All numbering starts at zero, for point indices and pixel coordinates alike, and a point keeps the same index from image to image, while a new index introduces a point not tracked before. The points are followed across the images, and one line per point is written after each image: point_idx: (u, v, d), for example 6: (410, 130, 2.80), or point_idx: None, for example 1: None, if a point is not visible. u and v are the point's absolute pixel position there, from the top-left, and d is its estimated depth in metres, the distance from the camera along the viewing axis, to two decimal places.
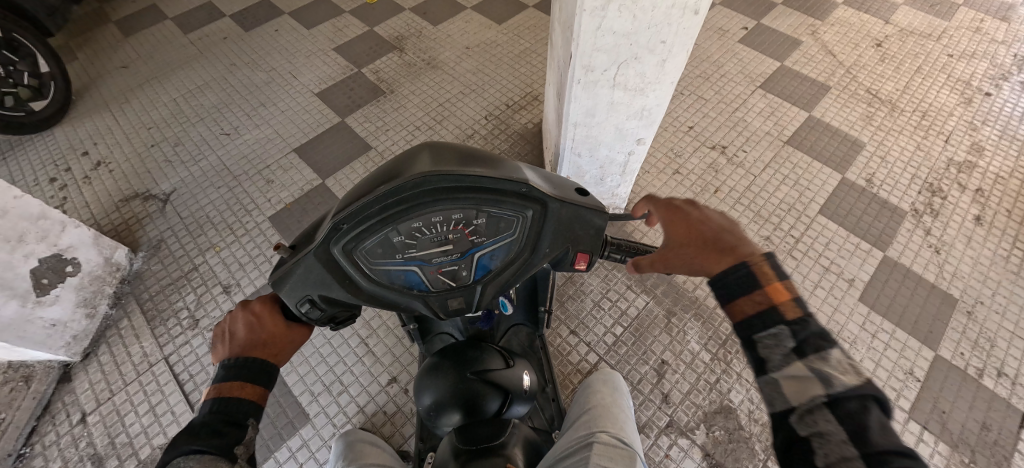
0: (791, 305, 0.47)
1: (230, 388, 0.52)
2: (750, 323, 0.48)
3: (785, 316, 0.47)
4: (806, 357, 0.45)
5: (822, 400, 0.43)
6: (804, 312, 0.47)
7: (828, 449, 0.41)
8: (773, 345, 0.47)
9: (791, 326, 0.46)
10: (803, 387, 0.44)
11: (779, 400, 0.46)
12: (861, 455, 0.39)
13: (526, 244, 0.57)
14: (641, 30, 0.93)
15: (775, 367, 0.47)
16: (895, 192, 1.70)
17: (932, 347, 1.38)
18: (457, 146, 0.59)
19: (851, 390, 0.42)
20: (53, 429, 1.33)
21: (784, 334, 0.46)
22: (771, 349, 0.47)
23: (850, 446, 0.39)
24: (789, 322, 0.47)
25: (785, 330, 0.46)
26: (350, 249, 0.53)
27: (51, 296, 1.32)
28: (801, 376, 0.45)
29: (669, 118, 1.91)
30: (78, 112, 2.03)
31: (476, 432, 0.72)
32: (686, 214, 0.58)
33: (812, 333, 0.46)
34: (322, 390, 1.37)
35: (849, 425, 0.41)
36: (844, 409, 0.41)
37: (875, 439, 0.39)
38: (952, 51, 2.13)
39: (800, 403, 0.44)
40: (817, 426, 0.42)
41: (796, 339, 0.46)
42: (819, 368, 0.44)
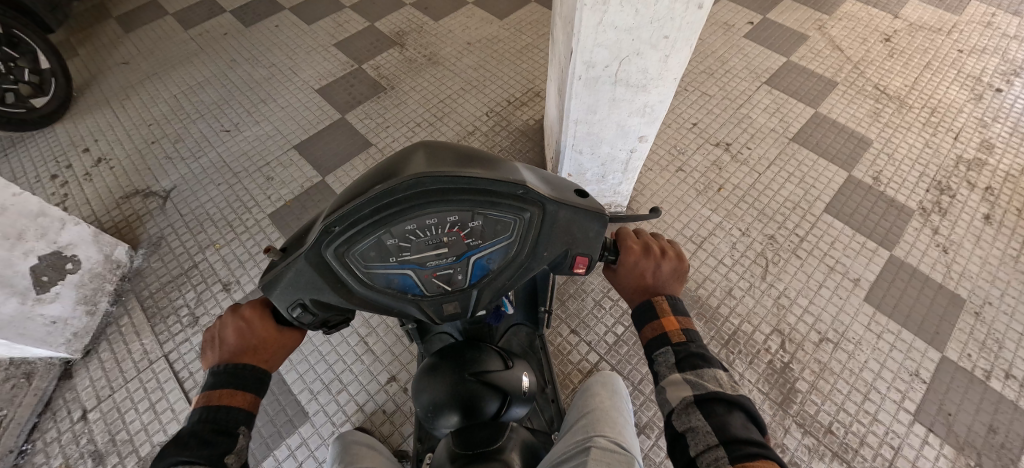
0: (677, 333, 0.57)
1: (219, 396, 0.51)
2: (648, 345, 0.59)
3: (671, 340, 0.57)
4: (684, 370, 0.54)
5: (691, 400, 0.51)
6: (687, 338, 0.57)
7: (698, 439, 0.49)
8: (664, 360, 0.56)
9: (675, 347, 0.56)
10: (679, 391, 0.53)
11: (665, 405, 0.54)
12: (720, 443, 0.47)
13: (523, 247, 0.56)
14: (643, 26, 0.91)
15: (662, 378, 0.56)
16: (902, 190, 1.67)
17: (939, 348, 1.36)
18: (453, 147, 0.58)
19: (718, 393, 0.51)
20: (54, 426, 1.33)
21: (669, 353, 0.56)
22: (662, 362, 0.56)
23: (714, 437, 0.48)
24: (674, 344, 0.56)
25: (670, 351, 0.56)
26: (342, 252, 0.52)
27: (51, 293, 1.32)
28: (678, 383, 0.54)
29: (672, 115, 1.89)
30: (79, 108, 2.02)
31: (475, 435, 0.70)
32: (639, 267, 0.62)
33: (690, 352, 0.56)
34: (321, 389, 1.36)
35: (715, 419, 0.49)
36: (711, 409, 0.50)
37: (734, 430, 0.47)
38: (962, 46, 2.09)
39: (679, 405, 0.52)
40: (691, 424, 0.50)
41: (678, 356, 0.56)
42: (692, 378, 0.53)
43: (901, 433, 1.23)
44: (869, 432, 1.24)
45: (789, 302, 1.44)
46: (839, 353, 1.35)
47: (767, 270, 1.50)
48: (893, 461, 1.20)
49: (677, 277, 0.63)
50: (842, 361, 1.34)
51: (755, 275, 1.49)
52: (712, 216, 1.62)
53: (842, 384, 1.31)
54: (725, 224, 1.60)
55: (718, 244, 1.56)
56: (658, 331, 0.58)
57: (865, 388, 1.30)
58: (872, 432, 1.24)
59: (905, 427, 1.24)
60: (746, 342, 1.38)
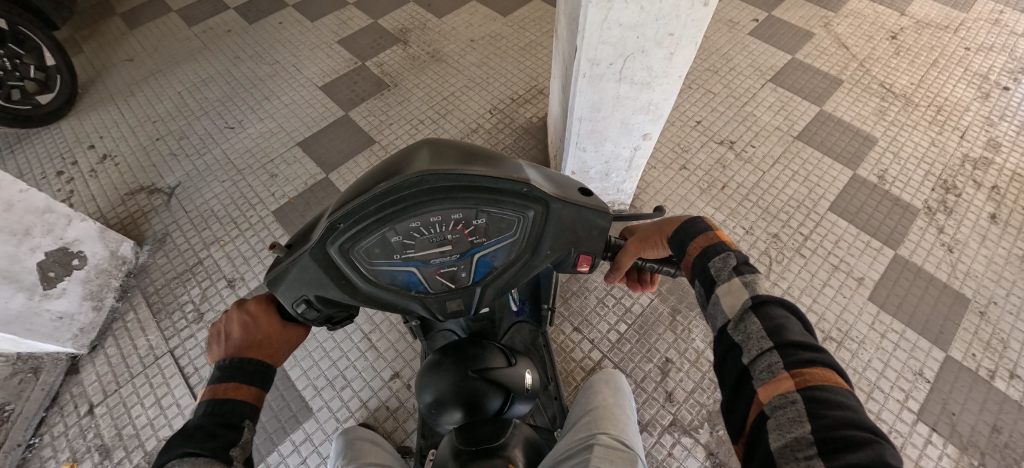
0: (733, 244, 0.55)
1: (225, 390, 0.51)
2: (703, 253, 0.55)
3: (729, 247, 0.54)
4: (743, 275, 0.51)
5: (749, 305, 0.48)
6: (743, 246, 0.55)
7: (751, 346, 0.45)
8: (720, 267, 0.53)
9: (735, 252, 0.53)
10: (735, 297, 0.49)
11: (717, 316, 0.50)
12: (777, 346, 0.43)
13: (528, 245, 0.56)
14: (648, 23, 0.91)
15: (718, 284, 0.52)
16: (908, 189, 1.66)
17: (944, 347, 1.35)
18: (458, 144, 0.57)
19: (778, 297, 0.47)
20: (61, 420, 1.34)
21: (730, 258, 0.53)
22: (719, 268, 0.53)
23: (768, 341, 0.44)
24: (733, 251, 0.54)
25: (729, 255, 0.53)
26: (347, 248, 0.52)
27: (58, 288, 1.33)
28: (736, 289, 0.50)
29: (676, 113, 1.88)
30: (84, 105, 2.03)
31: (477, 432, 0.70)
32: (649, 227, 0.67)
33: (747, 261, 0.52)
34: (326, 384, 1.37)
35: (771, 323, 0.45)
36: (770, 312, 0.46)
37: (790, 335, 0.44)
38: (970, 44, 2.07)
39: (732, 313, 0.49)
40: (745, 331, 0.47)
41: (738, 261, 0.52)
42: (751, 283, 0.49)
43: (904, 432, 1.23)
44: None
45: (792, 301, 1.44)
46: (842, 352, 1.35)
47: (770, 269, 1.50)
48: None
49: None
50: (845, 360, 1.34)
51: None
52: (716, 215, 1.62)
53: None
54: (728, 222, 1.60)
55: None
56: (713, 238, 0.56)
57: (868, 387, 1.30)
58: None
59: (909, 426, 1.24)
60: None
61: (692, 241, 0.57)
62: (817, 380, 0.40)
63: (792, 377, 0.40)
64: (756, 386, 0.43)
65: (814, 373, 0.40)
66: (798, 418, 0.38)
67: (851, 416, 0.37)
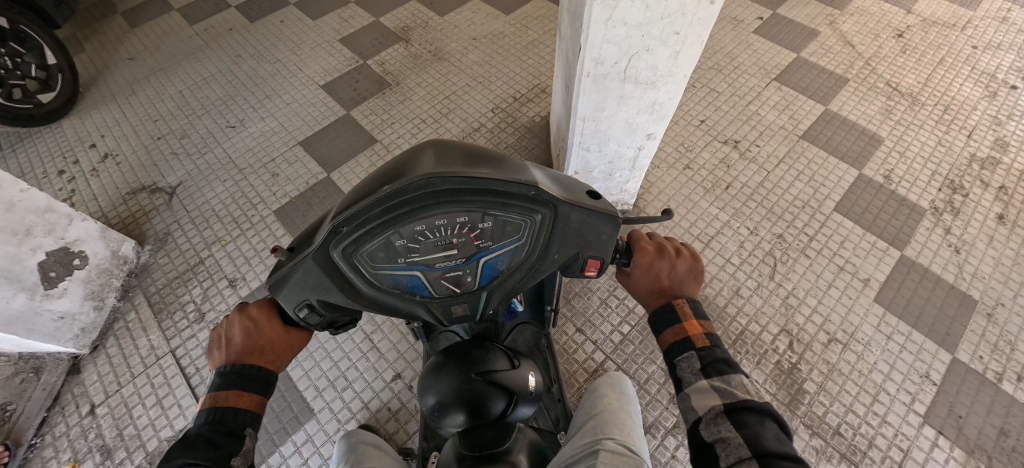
0: (701, 337, 0.55)
1: (225, 397, 0.50)
2: (669, 351, 0.56)
3: (694, 345, 0.55)
4: (711, 375, 0.53)
5: (720, 410, 0.49)
6: (711, 342, 0.55)
7: (728, 452, 0.46)
8: (687, 366, 0.54)
9: (699, 352, 0.54)
10: (706, 399, 0.51)
11: (691, 413, 0.52)
12: (753, 455, 0.44)
13: (534, 249, 0.55)
14: (654, 21, 0.90)
15: (687, 384, 0.54)
16: (914, 189, 1.64)
17: (950, 350, 1.34)
18: (462, 146, 0.57)
19: (748, 402, 0.49)
20: (62, 420, 1.34)
21: (694, 358, 0.54)
22: (687, 367, 0.54)
23: (745, 448, 0.45)
24: (697, 349, 0.54)
25: (694, 355, 0.54)
26: (350, 252, 0.51)
27: (59, 289, 1.33)
28: (705, 390, 0.52)
29: (680, 112, 1.87)
30: (86, 104, 2.03)
31: (482, 437, 0.70)
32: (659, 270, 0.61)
33: (716, 358, 0.54)
34: (327, 386, 1.36)
35: (746, 430, 0.47)
36: (741, 419, 0.48)
37: (767, 443, 0.45)
38: (977, 42, 2.05)
39: (706, 414, 0.50)
40: (720, 434, 0.48)
41: (703, 362, 0.54)
42: (719, 385, 0.51)
43: (910, 435, 1.22)
44: (878, 434, 1.23)
45: (797, 302, 1.43)
46: (848, 354, 1.34)
47: (775, 270, 1.49)
48: (902, 463, 1.19)
49: (693, 276, 0.61)
50: (851, 362, 1.33)
51: (763, 275, 1.48)
52: (720, 215, 1.60)
53: (851, 386, 1.29)
54: (733, 222, 1.59)
55: (725, 243, 1.54)
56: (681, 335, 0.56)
57: (873, 389, 1.29)
58: (880, 435, 1.23)
59: (915, 429, 1.23)
60: (753, 342, 1.37)
61: (661, 335, 0.58)
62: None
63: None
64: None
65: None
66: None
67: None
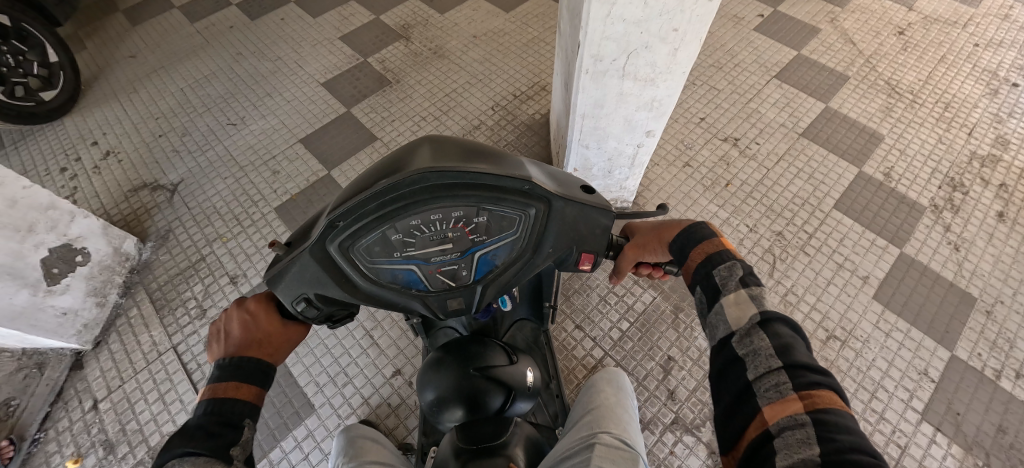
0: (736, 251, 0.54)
1: (224, 389, 0.51)
2: (709, 259, 0.53)
3: (734, 255, 0.53)
4: (749, 286, 0.48)
5: (757, 320, 0.45)
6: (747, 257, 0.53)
7: (758, 363, 0.43)
8: (725, 276, 0.51)
9: (740, 261, 0.51)
10: (742, 310, 0.47)
11: (721, 328, 0.47)
12: (785, 366, 0.41)
13: (529, 243, 0.55)
14: (653, 18, 0.90)
15: (722, 295, 0.49)
16: (914, 186, 1.64)
17: (949, 347, 1.34)
18: (458, 141, 0.57)
19: (784, 314, 0.45)
20: (65, 415, 1.35)
21: (736, 267, 0.51)
22: (726, 278, 0.50)
23: (776, 359, 0.42)
24: (737, 258, 0.52)
25: (737, 264, 0.51)
26: (346, 246, 0.52)
27: (61, 285, 1.34)
28: (741, 301, 0.47)
29: (680, 109, 1.87)
30: (88, 102, 2.04)
31: (479, 431, 0.71)
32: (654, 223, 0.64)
33: (750, 270, 0.50)
34: (328, 381, 1.37)
35: (779, 341, 0.43)
36: (775, 329, 0.44)
37: (799, 356, 0.42)
38: (979, 40, 2.04)
39: (739, 326, 0.46)
40: (753, 346, 0.44)
41: (742, 272, 0.50)
42: (757, 295, 0.47)
43: (908, 432, 1.23)
44: (875, 431, 1.23)
45: (796, 299, 1.43)
46: (846, 351, 1.34)
47: (774, 267, 1.49)
48: (900, 460, 1.19)
49: None
50: (850, 359, 1.33)
51: (762, 272, 1.48)
52: (719, 212, 1.60)
53: (849, 383, 1.30)
54: (732, 220, 1.59)
55: None
56: (721, 246, 0.54)
57: (872, 386, 1.29)
58: (878, 431, 1.23)
59: (913, 426, 1.23)
60: None
61: (697, 247, 0.55)
62: (825, 403, 0.38)
63: (801, 399, 0.38)
64: (763, 405, 0.40)
65: (822, 395, 0.38)
66: (806, 441, 0.36)
67: (859, 442, 0.35)
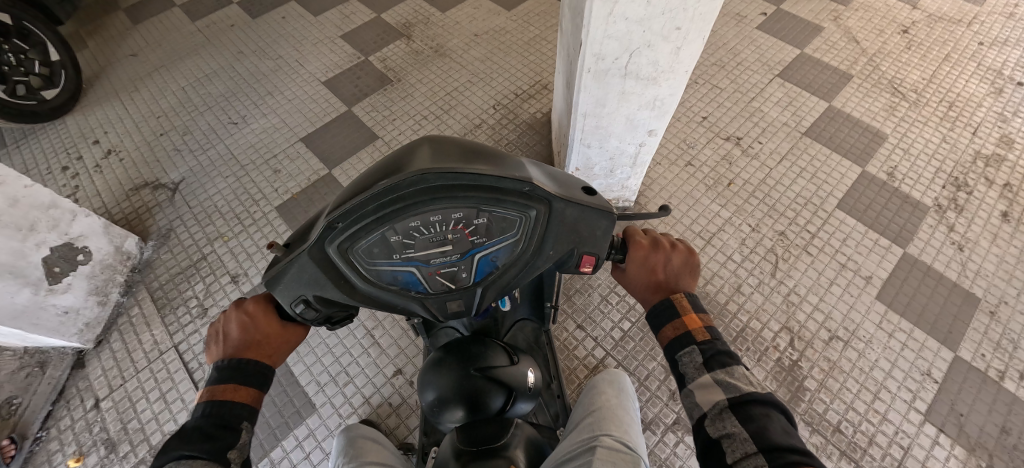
0: (701, 331, 0.55)
1: (222, 391, 0.51)
2: (670, 345, 0.56)
3: (695, 338, 0.55)
4: (714, 369, 0.53)
5: (725, 405, 0.50)
6: (711, 336, 0.55)
7: (734, 446, 0.47)
8: (690, 360, 0.54)
9: (700, 346, 0.54)
10: (710, 394, 0.51)
11: (695, 410, 0.52)
12: (760, 450, 0.45)
13: (529, 245, 0.55)
14: (656, 16, 0.89)
15: (690, 379, 0.54)
16: (918, 186, 1.63)
17: (953, 348, 1.33)
18: (458, 141, 0.56)
19: (754, 394, 0.49)
20: (67, 414, 1.36)
21: (696, 352, 0.54)
22: (689, 362, 0.54)
23: (752, 443, 0.46)
24: (699, 342, 0.55)
25: (696, 349, 0.54)
26: (345, 248, 0.51)
27: (63, 284, 1.34)
28: (708, 385, 0.52)
29: (682, 108, 1.86)
30: (89, 100, 2.04)
31: (480, 431, 0.70)
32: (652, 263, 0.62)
33: (718, 350, 0.54)
34: (329, 381, 1.37)
35: (752, 424, 0.47)
36: (747, 413, 0.48)
37: (774, 437, 0.45)
38: (983, 39, 2.03)
39: (711, 409, 0.51)
40: (726, 429, 0.48)
41: (705, 355, 0.54)
42: (721, 378, 0.52)
43: (911, 433, 1.22)
44: (879, 432, 1.22)
45: (799, 300, 1.42)
46: (849, 351, 1.34)
47: (777, 266, 1.48)
48: (902, 461, 1.19)
49: (689, 270, 0.63)
50: (853, 360, 1.32)
51: (764, 272, 1.48)
52: (721, 212, 1.60)
53: (852, 383, 1.29)
54: (734, 220, 1.58)
55: (727, 240, 1.54)
56: (683, 332, 0.56)
57: (874, 387, 1.28)
58: (881, 432, 1.22)
59: (915, 427, 1.23)
60: (754, 339, 1.36)
61: (661, 331, 0.58)
62: None
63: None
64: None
65: None
66: None
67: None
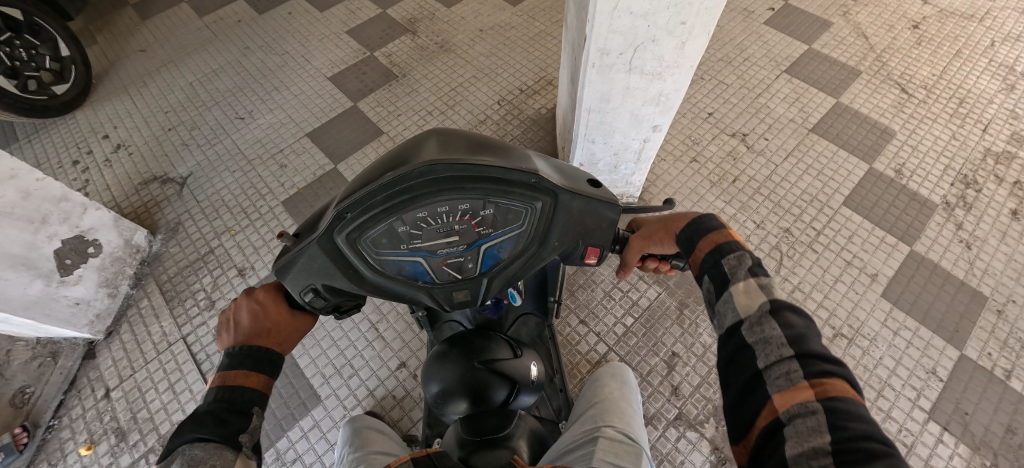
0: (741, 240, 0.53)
1: (234, 377, 0.52)
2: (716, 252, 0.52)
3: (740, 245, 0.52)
4: (756, 275, 0.48)
5: (767, 309, 0.45)
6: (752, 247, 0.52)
7: (768, 351, 0.43)
8: (733, 265, 0.50)
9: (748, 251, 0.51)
10: (750, 298, 0.46)
11: (728, 317, 0.47)
12: (796, 356, 0.41)
13: (535, 236, 0.56)
14: (661, 11, 0.89)
15: (728, 285, 0.49)
16: (926, 183, 1.62)
17: (959, 346, 1.33)
18: (464, 134, 0.57)
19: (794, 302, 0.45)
20: (79, 403, 1.38)
21: (745, 256, 0.50)
22: (731, 268, 0.50)
23: (788, 348, 0.42)
24: (744, 251, 0.51)
25: (744, 252, 0.50)
26: (354, 238, 0.52)
27: (75, 275, 1.37)
28: (749, 290, 0.47)
29: (687, 104, 1.85)
30: (99, 96, 2.06)
31: (485, 422, 0.73)
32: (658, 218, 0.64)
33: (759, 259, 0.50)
34: (333, 373, 1.39)
35: (789, 332, 0.43)
36: (787, 319, 0.44)
37: (813, 346, 0.42)
38: (995, 35, 2.00)
39: (748, 315, 0.46)
40: (762, 334, 0.44)
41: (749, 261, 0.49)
42: (764, 283, 0.47)
43: (914, 431, 1.22)
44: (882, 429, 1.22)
45: (803, 296, 1.42)
46: (853, 349, 1.33)
47: (781, 264, 1.48)
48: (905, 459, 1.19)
49: None
50: (857, 357, 1.32)
51: (769, 269, 1.47)
52: (726, 208, 1.59)
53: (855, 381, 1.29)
54: (739, 216, 1.57)
55: None
56: (728, 237, 0.53)
57: (878, 385, 1.28)
58: (884, 430, 1.22)
59: (919, 425, 1.22)
60: None
61: (703, 240, 0.54)
62: (837, 391, 0.38)
63: (812, 386, 0.38)
64: (772, 392, 0.40)
65: (834, 384, 0.38)
66: (818, 429, 0.36)
67: (871, 430, 0.35)
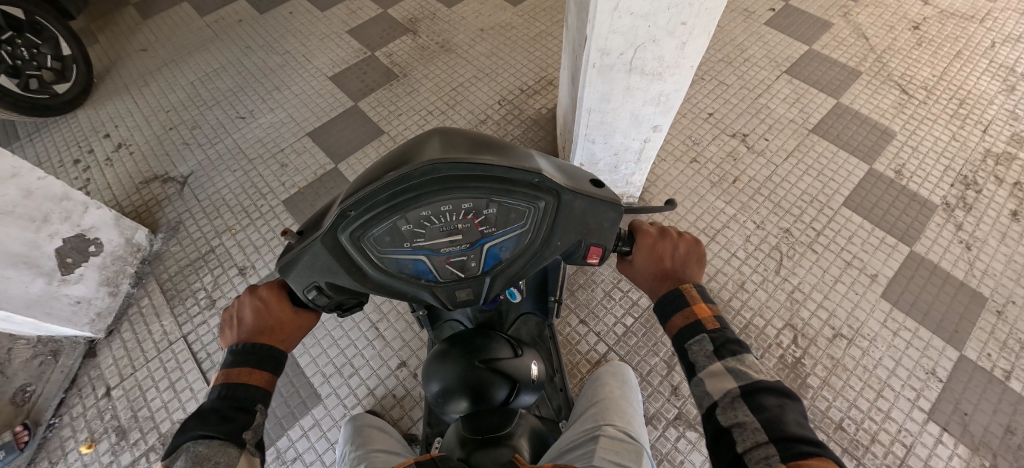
0: (711, 320, 0.55)
1: (237, 374, 0.52)
2: (681, 335, 0.55)
3: (705, 327, 0.54)
4: (724, 358, 0.52)
5: (736, 394, 0.49)
6: (722, 323, 0.54)
7: (745, 436, 0.46)
8: (699, 348, 0.54)
9: (711, 334, 0.54)
10: (722, 382, 0.50)
11: (705, 398, 0.51)
12: (771, 440, 0.44)
13: (537, 236, 0.56)
14: (661, 11, 0.89)
15: (701, 368, 0.53)
16: (926, 184, 1.62)
17: (958, 347, 1.33)
18: (467, 133, 0.57)
19: (764, 381, 0.49)
20: (80, 401, 1.38)
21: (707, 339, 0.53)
22: (699, 350, 0.54)
23: (762, 433, 0.45)
24: (709, 331, 0.54)
25: (707, 337, 0.54)
26: (357, 236, 0.53)
27: (76, 274, 1.37)
28: (719, 373, 0.51)
29: (688, 105, 1.85)
30: (100, 95, 2.07)
31: (486, 420, 0.72)
32: (660, 251, 0.62)
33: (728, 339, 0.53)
34: (334, 372, 1.39)
35: (763, 415, 0.46)
36: (758, 402, 0.47)
37: (788, 427, 0.45)
38: (996, 36, 2.00)
39: (721, 399, 0.50)
40: (737, 418, 0.47)
41: (716, 343, 0.53)
42: (733, 366, 0.51)
43: (914, 432, 1.22)
44: (881, 429, 1.22)
45: (803, 296, 1.42)
46: (853, 349, 1.34)
47: (781, 265, 1.48)
48: (905, 459, 1.19)
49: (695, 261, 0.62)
50: (856, 358, 1.32)
51: (769, 269, 1.47)
52: (726, 209, 1.59)
53: (855, 382, 1.29)
54: (739, 217, 1.58)
55: (731, 237, 1.54)
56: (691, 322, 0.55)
57: (878, 385, 1.28)
58: (884, 430, 1.22)
59: (919, 425, 1.22)
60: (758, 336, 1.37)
61: (670, 321, 0.57)
62: None
63: None
64: None
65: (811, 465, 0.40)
66: None
67: None
